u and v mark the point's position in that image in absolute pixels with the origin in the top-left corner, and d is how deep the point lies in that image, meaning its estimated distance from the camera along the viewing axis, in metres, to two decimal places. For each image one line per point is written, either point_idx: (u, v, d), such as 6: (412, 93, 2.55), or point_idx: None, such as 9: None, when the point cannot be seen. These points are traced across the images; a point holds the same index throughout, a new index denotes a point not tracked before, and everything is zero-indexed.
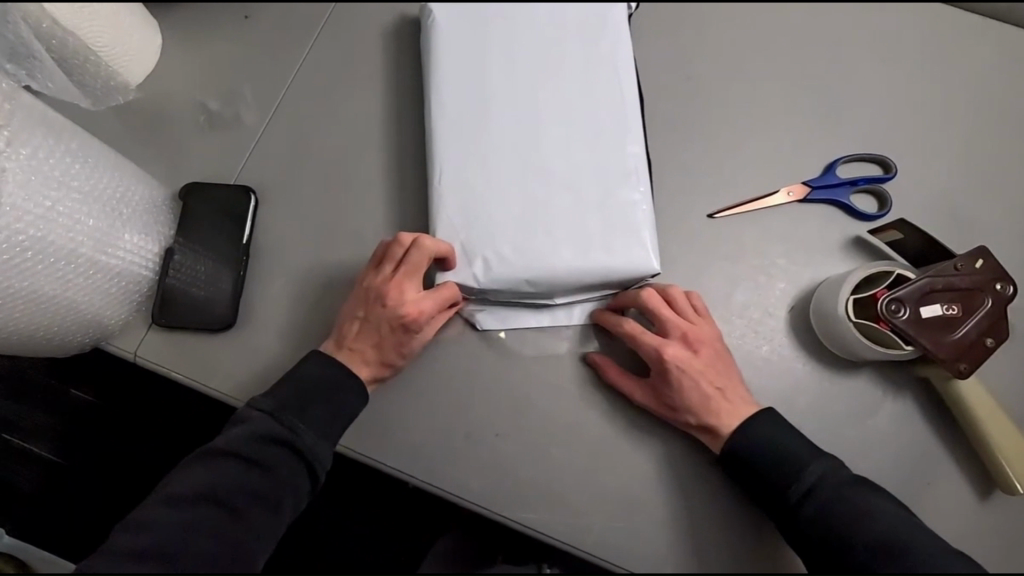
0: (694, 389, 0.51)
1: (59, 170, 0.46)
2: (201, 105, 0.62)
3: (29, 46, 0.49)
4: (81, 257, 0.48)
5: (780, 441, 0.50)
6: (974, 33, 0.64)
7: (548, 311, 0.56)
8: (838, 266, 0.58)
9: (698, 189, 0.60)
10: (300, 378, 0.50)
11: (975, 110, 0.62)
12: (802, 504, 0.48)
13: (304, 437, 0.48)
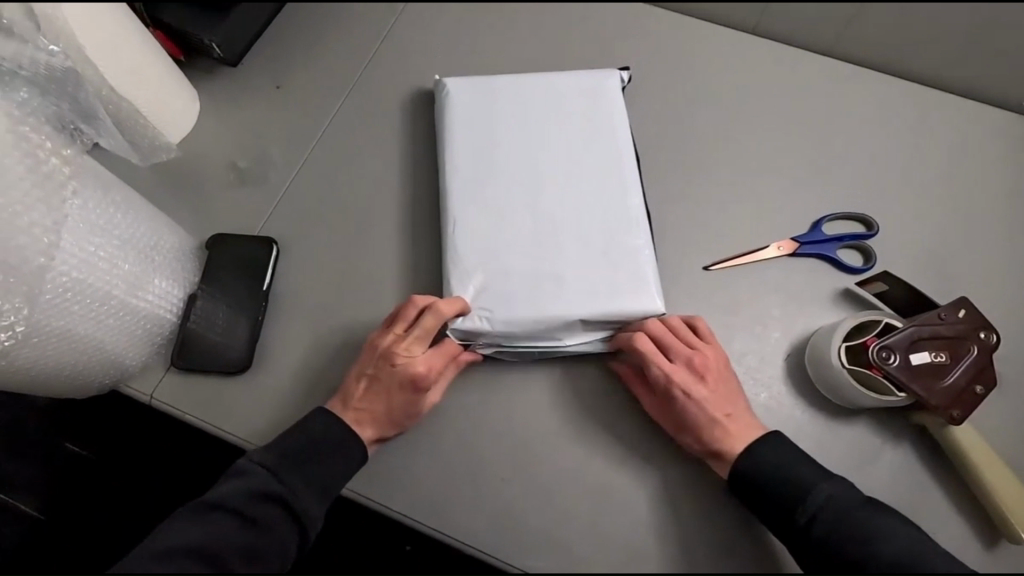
0: (700, 416, 0.52)
1: (104, 218, 0.50)
2: (231, 163, 0.67)
3: (93, 110, 0.52)
4: (113, 300, 0.50)
5: (784, 463, 0.50)
6: (944, 105, 0.70)
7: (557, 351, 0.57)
8: (830, 316, 0.61)
9: (694, 243, 0.64)
10: (302, 434, 0.52)
11: (946, 173, 0.67)
12: (807, 521, 0.48)
13: (303, 497, 0.50)
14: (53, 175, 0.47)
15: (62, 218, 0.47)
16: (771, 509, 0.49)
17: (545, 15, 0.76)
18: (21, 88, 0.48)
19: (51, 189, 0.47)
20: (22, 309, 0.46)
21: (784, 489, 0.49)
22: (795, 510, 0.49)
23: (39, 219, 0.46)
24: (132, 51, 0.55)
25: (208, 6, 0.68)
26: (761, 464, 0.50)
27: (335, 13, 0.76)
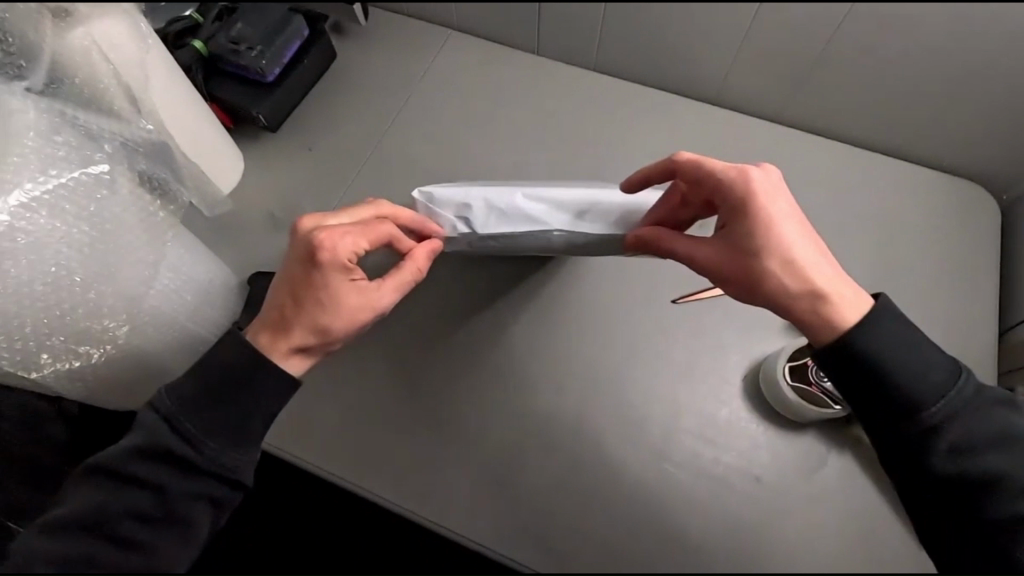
0: (780, 230, 0.54)
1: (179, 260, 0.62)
2: (271, 213, 0.79)
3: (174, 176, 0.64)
4: (177, 326, 0.62)
5: (898, 348, 0.52)
6: (858, 171, 0.86)
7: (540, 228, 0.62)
8: (780, 342, 0.71)
9: (666, 279, 0.75)
10: (201, 383, 0.52)
11: (864, 228, 0.83)
12: (927, 411, 0.51)
13: (206, 442, 0.51)
14: (159, 222, 0.61)
15: (163, 251, 0.60)
16: (877, 392, 0.52)
17: (533, 91, 0.90)
18: (140, 160, 0.61)
19: (156, 231, 0.60)
20: (123, 327, 0.59)
21: (913, 379, 0.51)
22: (918, 403, 0.51)
23: (143, 254, 0.59)
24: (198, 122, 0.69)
25: (256, 82, 0.82)
26: (868, 342, 0.52)
27: (358, 86, 0.89)
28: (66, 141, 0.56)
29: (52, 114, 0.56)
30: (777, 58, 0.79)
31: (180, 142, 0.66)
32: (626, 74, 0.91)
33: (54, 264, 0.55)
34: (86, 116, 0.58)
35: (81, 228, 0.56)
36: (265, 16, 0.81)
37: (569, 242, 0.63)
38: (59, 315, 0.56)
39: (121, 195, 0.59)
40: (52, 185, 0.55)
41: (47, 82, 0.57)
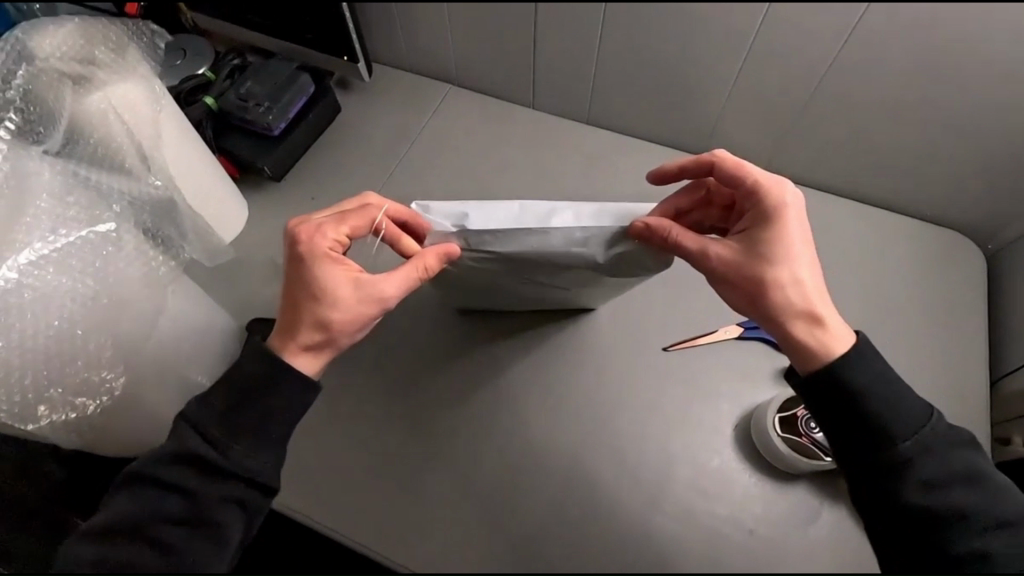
0: (799, 250, 0.57)
1: (175, 307, 0.64)
2: (271, 258, 0.81)
3: (178, 229, 0.68)
4: (177, 374, 0.64)
5: (869, 375, 0.55)
6: (847, 221, 0.88)
7: (539, 232, 0.57)
8: (772, 391, 0.72)
9: (657, 328, 0.77)
10: (229, 388, 0.54)
11: (853, 277, 0.84)
12: (904, 444, 0.54)
13: (231, 446, 0.53)
14: (161, 275, 0.63)
15: (165, 303, 0.63)
16: (853, 418, 0.54)
17: (528, 145, 0.94)
18: (148, 218, 0.66)
19: (158, 285, 0.63)
20: (121, 378, 0.61)
21: (891, 411, 0.54)
22: (891, 434, 0.54)
23: (147, 307, 0.62)
24: (204, 177, 0.71)
25: (262, 137, 0.86)
26: (852, 368, 0.55)
27: (361, 141, 0.94)
28: (78, 200, 0.60)
29: (64, 174, 0.60)
30: (760, 118, 0.82)
31: (184, 192, 0.68)
32: (617, 128, 0.94)
33: (57, 317, 0.58)
34: (98, 176, 0.63)
35: (86, 282, 0.59)
36: (272, 75, 0.86)
37: (567, 239, 0.57)
38: (59, 366, 0.58)
39: (126, 250, 0.61)
40: (60, 242, 0.58)
41: (63, 144, 0.62)
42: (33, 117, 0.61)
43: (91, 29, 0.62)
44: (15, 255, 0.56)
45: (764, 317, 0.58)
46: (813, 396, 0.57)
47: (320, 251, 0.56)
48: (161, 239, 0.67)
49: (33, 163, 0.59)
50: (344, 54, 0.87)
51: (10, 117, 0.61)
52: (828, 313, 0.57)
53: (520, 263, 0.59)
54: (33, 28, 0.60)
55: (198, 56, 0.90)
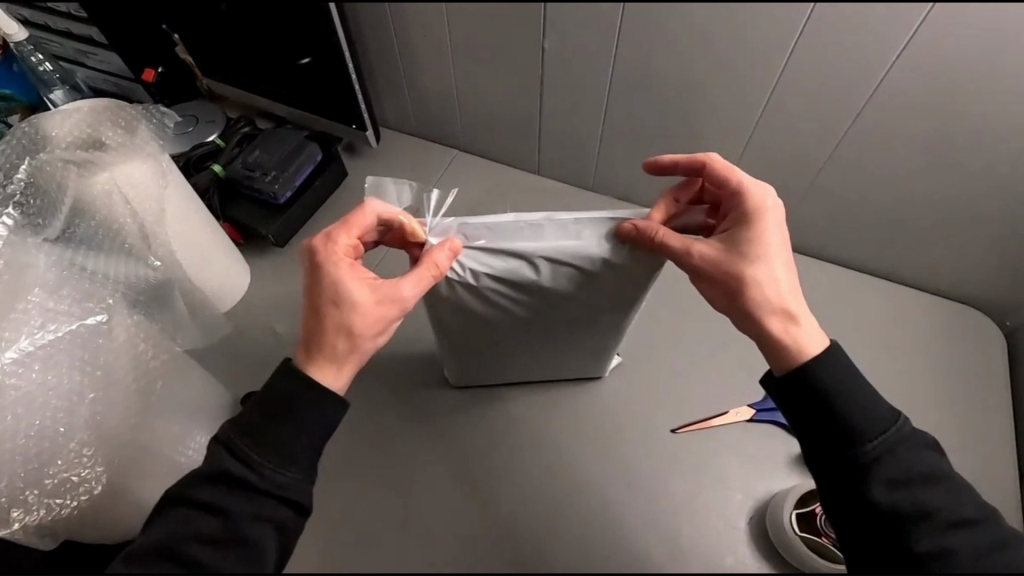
0: (779, 256, 0.54)
1: (158, 385, 0.65)
2: (270, 327, 0.79)
3: (173, 305, 0.68)
4: (163, 457, 0.64)
5: (847, 375, 0.50)
6: (857, 294, 0.87)
7: (540, 227, 0.52)
8: (786, 480, 0.69)
9: (665, 407, 0.74)
10: (259, 396, 0.48)
11: (865, 355, 0.82)
12: (867, 443, 0.48)
13: (265, 461, 0.46)
14: (151, 370, 0.64)
15: (155, 386, 0.64)
16: (821, 412, 0.49)
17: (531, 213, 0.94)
18: (140, 298, 0.66)
19: (147, 380, 0.64)
20: (101, 474, 0.60)
21: (859, 410, 0.48)
22: (855, 432, 0.48)
23: (133, 387, 0.63)
24: (212, 256, 0.72)
25: (269, 204, 0.86)
26: (826, 369, 0.50)
27: None
28: (69, 293, 0.62)
29: (60, 268, 0.62)
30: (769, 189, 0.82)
31: (191, 275, 0.70)
32: (622, 193, 0.94)
33: (38, 417, 0.58)
34: (92, 262, 0.64)
35: (73, 376, 0.60)
36: (279, 142, 0.86)
37: (561, 233, 0.52)
38: (36, 467, 0.58)
39: (115, 342, 0.63)
40: (50, 337, 0.60)
41: (62, 231, 0.63)
42: (36, 206, 0.62)
43: (108, 110, 0.64)
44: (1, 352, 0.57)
45: (746, 316, 0.54)
46: (785, 395, 0.52)
47: (339, 253, 0.51)
48: (154, 318, 0.67)
49: (31, 257, 0.61)
50: (354, 123, 0.89)
51: (9, 213, 0.61)
52: (805, 313, 0.53)
53: (513, 272, 0.53)
54: (51, 112, 0.62)
55: (210, 123, 0.93)
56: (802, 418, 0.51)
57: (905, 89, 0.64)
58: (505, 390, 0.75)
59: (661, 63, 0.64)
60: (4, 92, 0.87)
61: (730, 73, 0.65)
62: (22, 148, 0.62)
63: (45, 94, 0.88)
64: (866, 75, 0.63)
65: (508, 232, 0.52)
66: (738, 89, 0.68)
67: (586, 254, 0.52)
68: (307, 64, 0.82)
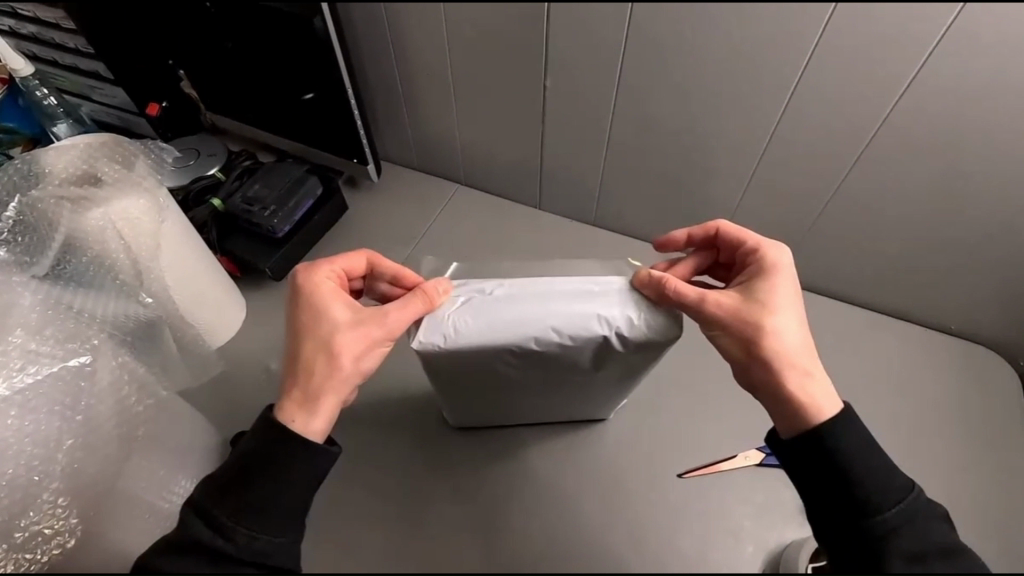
0: (799, 321, 0.51)
1: (139, 426, 0.63)
2: (264, 364, 0.76)
3: (164, 342, 0.67)
4: (143, 503, 0.61)
5: (860, 442, 0.47)
6: (869, 331, 0.85)
7: (555, 299, 0.50)
8: (800, 530, 0.66)
9: (672, 452, 0.71)
10: (236, 458, 0.46)
11: (879, 395, 0.79)
12: (883, 513, 0.45)
13: (238, 526, 0.44)
14: (135, 415, 0.63)
15: (137, 428, 0.63)
16: (832, 481, 0.46)
17: (534, 246, 0.93)
18: (127, 338, 0.65)
19: (130, 425, 0.63)
20: (74, 527, 0.58)
21: (873, 476, 0.46)
22: (870, 500, 0.45)
23: (113, 428, 0.62)
24: (209, 294, 0.70)
25: (268, 238, 0.84)
26: (841, 435, 0.47)
27: (364, 240, 0.93)
28: (53, 334, 0.61)
29: (45, 306, 0.62)
30: (774, 224, 0.81)
31: (186, 312, 0.67)
32: (625, 227, 0.92)
33: (11, 466, 0.57)
34: (82, 302, 0.63)
35: (54, 424, 0.59)
36: (279, 178, 0.86)
37: (570, 301, 0.50)
38: (9, 518, 0.57)
39: (98, 385, 0.62)
40: (29, 382, 0.59)
41: (51, 267, 0.62)
42: (24, 243, 0.62)
43: (104, 145, 0.63)
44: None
45: (760, 369, 0.51)
46: (793, 456, 0.48)
47: (326, 286, 0.52)
48: (141, 357, 0.66)
49: (16, 296, 0.60)
50: (355, 157, 0.89)
51: None
52: (819, 372, 0.50)
53: (510, 342, 0.49)
54: (45, 149, 0.62)
55: (212, 156, 0.92)
56: (815, 490, 0.47)
57: (915, 118, 0.63)
58: (507, 433, 0.72)
59: (658, 93, 0.66)
60: (8, 126, 0.86)
61: (723, 104, 0.66)
62: (14, 186, 0.62)
63: (49, 127, 0.88)
64: (878, 102, 0.62)
65: (522, 304, 0.50)
66: (738, 120, 0.68)
67: (606, 320, 0.50)
68: (310, 99, 0.83)
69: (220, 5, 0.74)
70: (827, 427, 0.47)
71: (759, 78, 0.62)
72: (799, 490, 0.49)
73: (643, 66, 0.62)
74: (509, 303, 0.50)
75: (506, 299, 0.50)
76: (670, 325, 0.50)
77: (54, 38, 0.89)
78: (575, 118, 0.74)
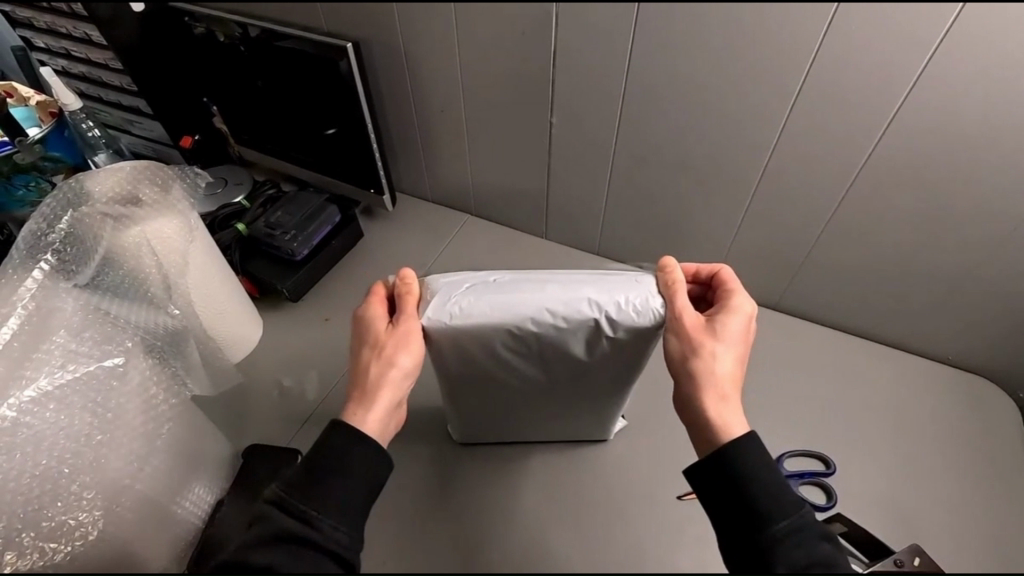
0: (740, 365, 0.54)
1: (160, 424, 0.66)
2: (277, 380, 0.80)
3: (188, 349, 0.71)
4: (160, 507, 0.63)
5: (758, 458, 0.48)
6: (868, 360, 0.86)
7: (560, 287, 0.52)
8: None
9: (671, 474, 0.72)
10: (315, 449, 0.48)
11: (879, 421, 0.80)
12: (773, 523, 0.45)
13: (321, 517, 0.45)
14: (160, 414, 0.66)
15: (161, 430, 0.66)
16: (730, 495, 0.47)
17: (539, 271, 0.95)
18: (156, 347, 0.69)
19: (155, 424, 0.65)
20: (96, 519, 0.61)
21: (764, 488, 0.47)
22: (761, 511, 0.46)
23: (138, 429, 0.64)
24: (227, 311, 0.75)
25: (286, 261, 0.89)
26: (741, 450, 0.48)
27: (376, 262, 0.97)
28: (91, 336, 0.65)
29: (85, 311, 0.65)
30: (768, 257, 0.84)
31: (206, 326, 0.72)
32: (627, 259, 0.95)
33: (45, 457, 0.60)
34: (118, 309, 0.67)
35: (83, 419, 0.62)
36: (300, 205, 0.91)
37: (576, 283, 0.52)
38: (37, 508, 0.59)
39: (129, 385, 0.65)
40: (67, 378, 0.63)
41: (91, 278, 0.67)
42: (71, 254, 0.66)
43: (146, 169, 0.68)
44: (21, 391, 0.60)
45: (697, 384, 0.52)
46: (698, 469, 0.49)
47: (370, 307, 0.55)
48: (172, 366, 0.70)
49: (59, 301, 0.64)
50: (372, 187, 0.94)
51: (48, 258, 0.65)
52: (737, 402, 0.52)
53: (508, 321, 0.51)
54: (90, 174, 0.66)
55: (238, 185, 0.99)
56: (718, 505, 0.48)
57: (900, 152, 0.67)
58: (508, 452, 0.74)
59: (656, 119, 0.71)
60: (53, 155, 0.92)
61: (717, 136, 0.71)
62: (65, 203, 0.67)
63: (90, 156, 0.96)
64: (863, 136, 0.66)
65: (522, 286, 0.52)
66: (731, 152, 0.73)
67: (599, 308, 0.51)
68: (332, 134, 0.90)
69: (252, 47, 0.81)
70: (732, 442, 0.49)
71: (750, 108, 0.67)
72: (705, 505, 0.49)
73: (644, 89, 0.68)
74: (510, 287, 0.52)
75: (507, 284, 0.52)
76: (648, 315, 0.51)
77: (101, 77, 0.97)
78: (581, 148, 0.78)
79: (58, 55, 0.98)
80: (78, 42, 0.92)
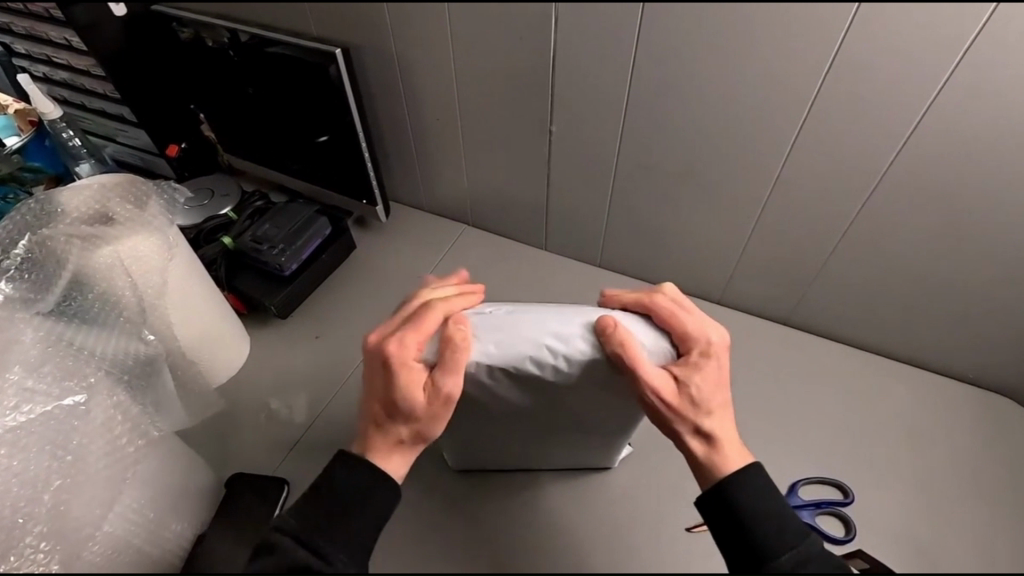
0: (718, 398, 0.51)
1: (124, 463, 0.65)
2: (264, 403, 0.76)
3: (161, 377, 0.68)
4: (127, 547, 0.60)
5: (761, 491, 0.48)
6: (887, 378, 0.82)
7: (563, 322, 0.48)
8: None
9: (681, 503, 0.68)
10: (344, 490, 0.47)
11: (898, 443, 0.76)
12: (779, 555, 0.46)
13: (350, 560, 0.44)
14: (124, 455, 0.65)
15: (125, 471, 0.64)
16: (737, 527, 0.47)
17: (540, 285, 0.91)
18: (121, 382, 0.68)
19: (118, 465, 0.64)
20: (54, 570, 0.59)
21: (769, 520, 0.47)
22: (768, 544, 0.46)
23: (101, 466, 0.64)
24: (211, 334, 0.71)
25: (275, 277, 0.85)
26: (743, 485, 0.49)
27: (369, 275, 0.93)
28: (50, 372, 0.65)
29: (44, 344, 0.66)
30: (779, 271, 0.81)
31: (188, 351, 0.68)
32: (631, 272, 0.91)
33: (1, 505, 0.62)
34: (81, 338, 0.66)
35: (45, 462, 0.64)
36: (290, 217, 0.87)
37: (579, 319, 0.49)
38: None
39: (90, 424, 0.65)
40: (21, 420, 0.64)
41: (55, 304, 0.65)
42: (30, 280, 0.65)
43: (120, 185, 0.64)
44: None
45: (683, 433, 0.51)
46: (707, 504, 0.50)
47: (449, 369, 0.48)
48: (140, 403, 0.68)
49: (19, 334, 0.65)
50: (364, 198, 0.90)
51: (8, 287, 0.65)
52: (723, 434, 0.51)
53: (507, 361, 0.48)
54: (62, 189, 0.63)
55: (225, 197, 0.95)
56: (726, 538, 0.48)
57: (924, 161, 0.62)
58: (508, 480, 0.70)
59: (661, 127, 0.68)
60: (34, 165, 0.87)
61: (727, 145, 0.67)
62: (26, 226, 0.64)
63: (72, 167, 0.91)
64: (885, 144, 0.62)
65: (522, 323, 0.49)
66: (741, 161, 0.69)
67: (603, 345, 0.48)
68: (324, 141, 0.86)
69: (240, 53, 0.77)
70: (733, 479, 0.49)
71: (763, 115, 0.63)
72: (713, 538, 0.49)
73: (649, 94, 0.64)
74: (508, 322, 0.49)
75: (504, 317, 0.49)
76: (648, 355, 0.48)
77: (84, 84, 0.93)
78: (583, 158, 0.74)
79: (39, 62, 0.94)
80: (60, 48, 0.88)
